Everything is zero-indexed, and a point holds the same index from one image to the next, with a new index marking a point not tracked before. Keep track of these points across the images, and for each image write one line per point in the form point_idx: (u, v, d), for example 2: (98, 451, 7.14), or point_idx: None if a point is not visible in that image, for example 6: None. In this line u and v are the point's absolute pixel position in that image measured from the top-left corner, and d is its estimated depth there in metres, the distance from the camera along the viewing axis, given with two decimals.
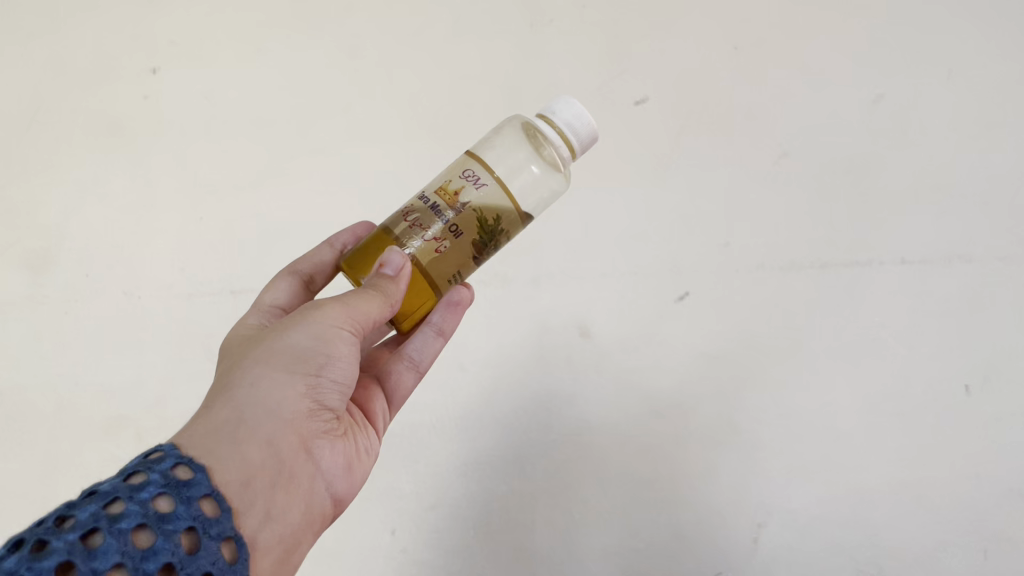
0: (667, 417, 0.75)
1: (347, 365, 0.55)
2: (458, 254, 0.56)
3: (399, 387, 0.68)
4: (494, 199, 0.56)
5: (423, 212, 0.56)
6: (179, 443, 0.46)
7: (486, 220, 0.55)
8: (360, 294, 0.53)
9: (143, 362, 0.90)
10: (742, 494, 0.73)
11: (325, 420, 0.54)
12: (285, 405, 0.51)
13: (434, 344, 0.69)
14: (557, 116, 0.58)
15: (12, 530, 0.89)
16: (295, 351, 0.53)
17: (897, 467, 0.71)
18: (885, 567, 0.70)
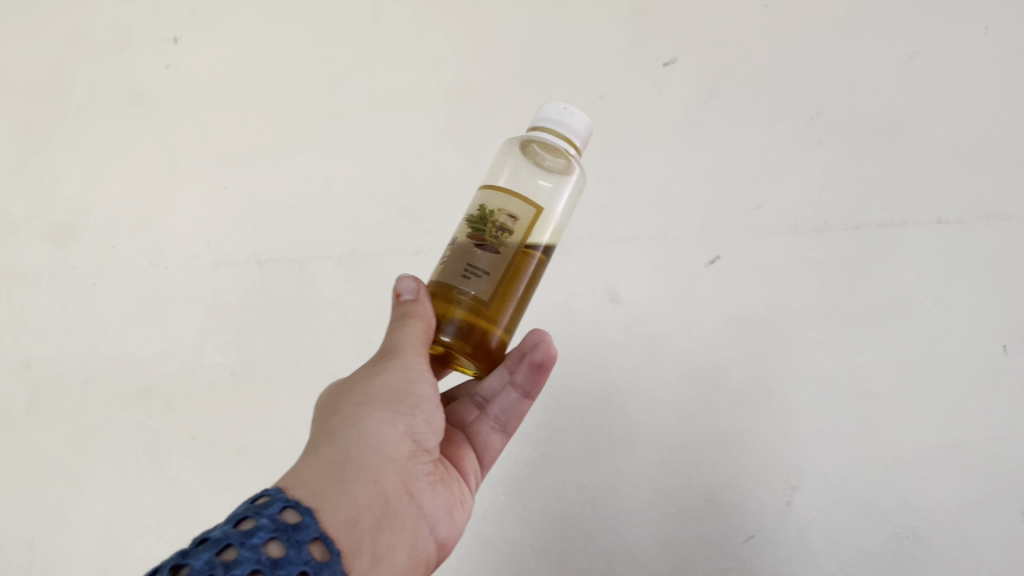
0: (697, 382, 0.75)
1: (437, 406, 0.56)
2: (462, 250, 0.56)
3: (488, 447, 0.68)
4: (478, 198, 0.58)
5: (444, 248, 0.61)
6: (286, 485, 0.47)
7: (472, 214, 0.57)
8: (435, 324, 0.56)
9: (170, 332, 0.90)
10: (774, 457, 0.73)
11: (423, 461, 0.55)
12: (386, 443, 0.52)
13: (521, 407, 0.68)
14: (542, 120, 0.59)
15: (49, 497, 0.91)
16: (391, 390, 0.54)
17: (933, 430, 0.70)
18: (922, 531, 0.69)
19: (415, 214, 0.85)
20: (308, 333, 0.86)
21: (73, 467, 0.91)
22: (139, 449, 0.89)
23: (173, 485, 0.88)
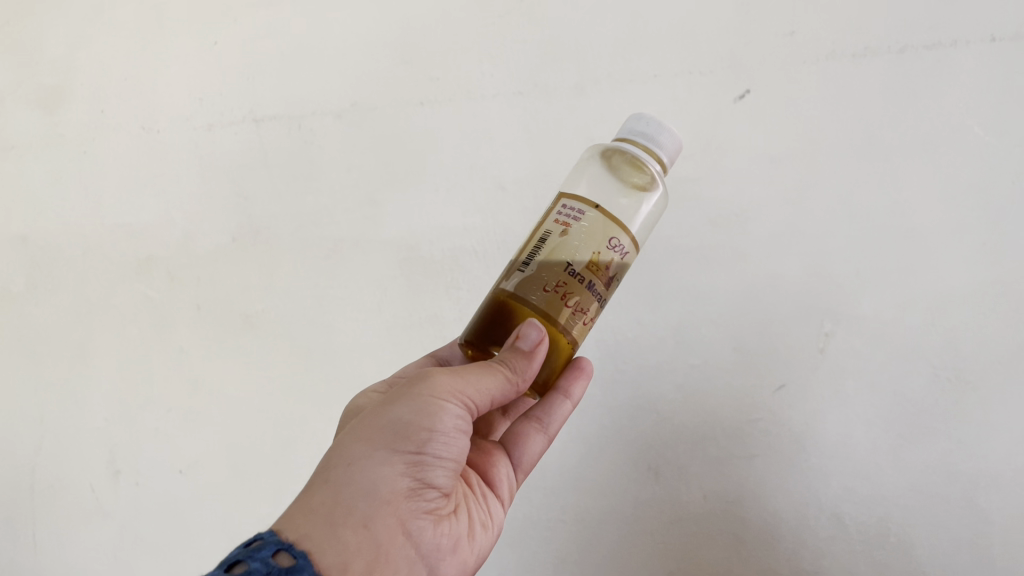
0: (725, 227, 0.71)
1: (456, 441, 0.49)
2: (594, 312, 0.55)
3: (528, 453, 0.62)
4: (630, 260, 0.54)
5: (583, 298, 0.51)
6: (282, 526, 0.45)
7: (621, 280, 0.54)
8: (478, 370, 0.50)
9: (167, 199, 0.86)
10: (807, 303, 0.68)
11: (429, 498, 0.49)
12: (384, 483, 0.47)
13: (562, 407, 0.63)
14: (637, 134, 0.56)
15: (54, 371, 0.89)
16: (396, 425, 0.48)
17: (979, 265, 0.65)
18: (964, 372, 0.65)
19: (419, 61, 0.79)
20: (311, 194, 0.82)
21: (76, 341, 0.88)
22: (143, 322, 0.86)
23: (180, 356, 0.85)
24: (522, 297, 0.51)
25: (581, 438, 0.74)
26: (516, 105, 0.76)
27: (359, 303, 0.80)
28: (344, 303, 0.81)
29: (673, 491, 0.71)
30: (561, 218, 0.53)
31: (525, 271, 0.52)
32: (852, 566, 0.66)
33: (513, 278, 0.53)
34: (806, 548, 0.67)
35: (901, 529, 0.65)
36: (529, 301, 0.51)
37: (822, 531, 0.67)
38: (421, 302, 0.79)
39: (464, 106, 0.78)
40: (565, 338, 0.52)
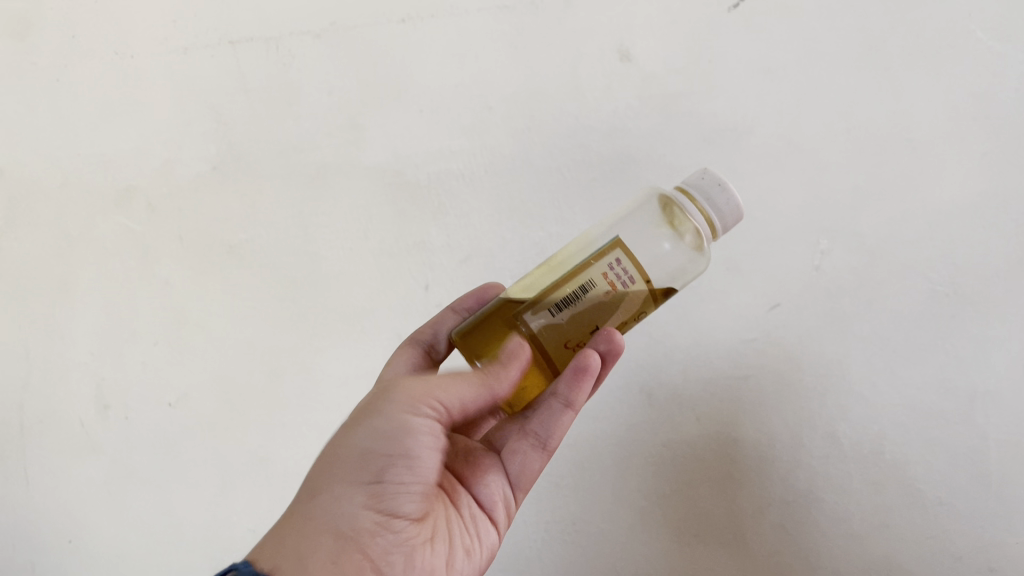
0: (719, 143, 0.68)
1: (420, 463, 0.51)
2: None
3: (525, 468, 0.61)
4: None
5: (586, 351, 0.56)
6: (255, 558, 0.49)
7: None
8: (438, 386, 0.53)
9: (145, 128, 0.83)
10: (804, 221, 0.66)
11: (401, 526, 0.50)
12: (347, 513, 0.50)
13: (565, 418, 0.58)
14: (700, 191, 0.54)
15: (37, 308, 0.86)
16: (359, 452, 0.51)
17: (979, 177, 0.63)
18: (962, 286, 0.63)
19: None
20: (292, 118, 0.79)
21: (56, 277, 0.86)
22: (125, 254, 0.84)
23: (165, 288, 0.83)
24: (545, 343, 0.53)
25: None
26: (499, 20, 0.72)
27: (346, 231, 0.78)
28: (330, 232, 0.79)
29: (667, 414, 0.70)
30: (610, 276, 0.52)
31: (556, 318, 0.52)
32: (846, 486, 0.66)
33: (540, 317, 0.53)
34: (801, 468, 0.67)
35: (896, 447, 0.65)
36: (546, 351, 0.53)
37: (817, 451, 0.67)
38: (408, 228, 0.77)
39: (448, 21, 0.74)
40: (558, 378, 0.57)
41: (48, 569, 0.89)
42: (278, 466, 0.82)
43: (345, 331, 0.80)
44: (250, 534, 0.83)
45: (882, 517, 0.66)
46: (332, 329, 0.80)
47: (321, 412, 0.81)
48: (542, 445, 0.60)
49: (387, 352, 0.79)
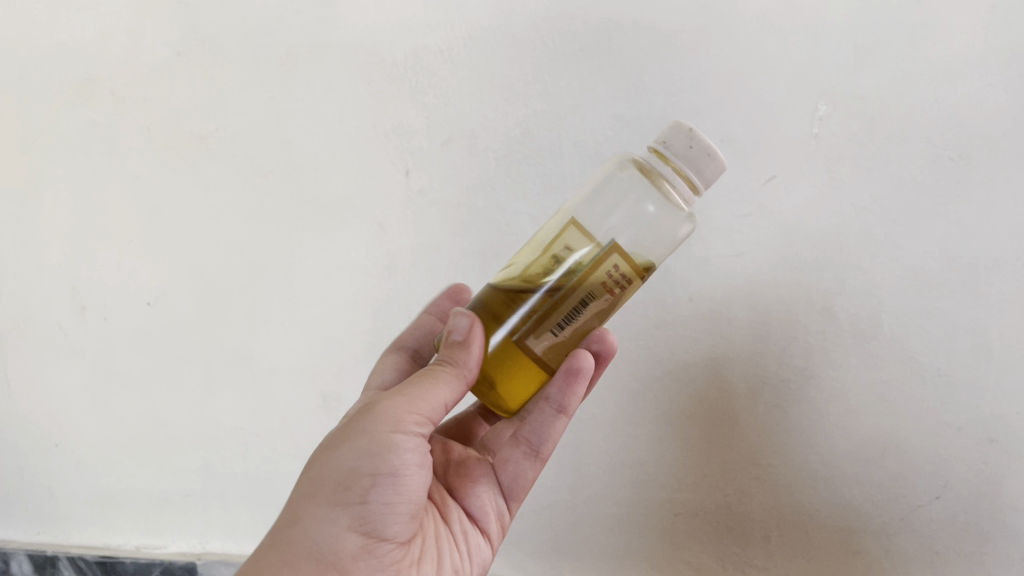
0: (713, 5, 0.63)
1: (406, 482, 0.49)
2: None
3: (519, 477, 0.63)
4: None
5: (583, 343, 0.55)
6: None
7: None
8: (416, 388, 0.50)
9: (105, 10, 0.75)
10: (801, 87, 0.62)
11: (386, 548, 0.49)
12: (330, 541, 0.47)
13: (557, 424, 0.60)
14: (676, 153, 0.51)
15: (7, 205, 0.82)
16: (340, 473, 0.48)
17: (990, 34, 0.59)
18: (967, 151, 0.60)
19: None
20: None
21: (23, 173, 0.81)
22: (92, 149, 0.79)
23: (134, 183, 0.79)
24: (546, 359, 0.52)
25: None
26: None
27: (318, 117, 0.74)
28: (303, 118, 0.74)
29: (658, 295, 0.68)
30: (611, 283, 0.51)
31: (558, 336, 0.51)
32: (842, 360, 0.64)
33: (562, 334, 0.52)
34: (796, 344, 0.65)
35: (895, 320, 0.63)
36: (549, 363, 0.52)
37: (812, 327, 0.65)
38: (383, 109, 0.72)
39: None
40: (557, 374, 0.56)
41: (38, 475, 0.88)
42: (263, 363, 0.80)
43: (322, 223, 0.76)
44: (240, 432, 0.82)
45: (880, 391, 0.64)
46: (312, 219, 0.76)
47: (303, 307, 0.78)
48: (534, 453, 0.62)
49: (370, 240, 0.75)
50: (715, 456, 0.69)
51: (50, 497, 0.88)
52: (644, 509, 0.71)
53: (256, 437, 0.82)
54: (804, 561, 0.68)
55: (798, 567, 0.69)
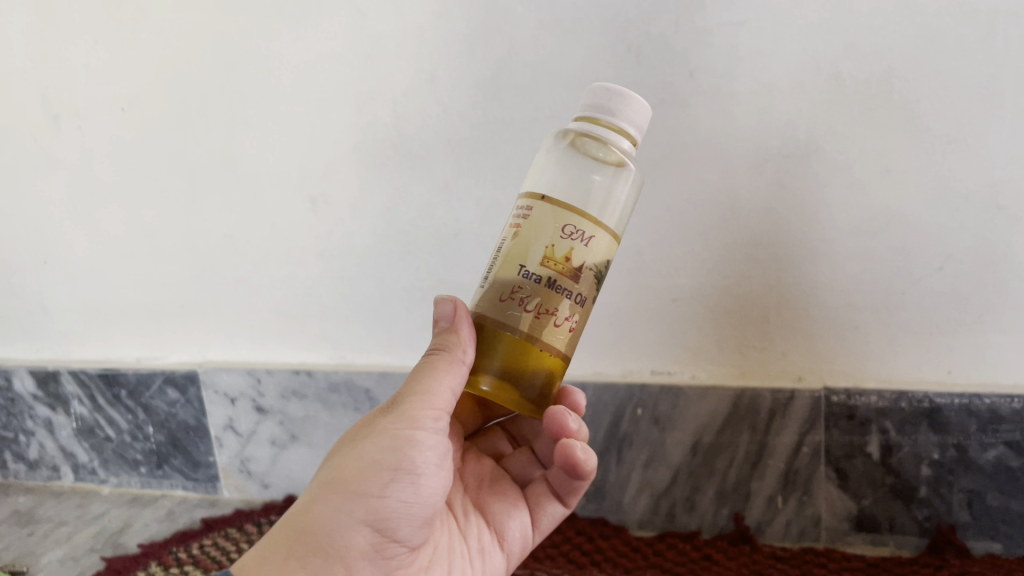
0: None
1: (425, 480, 0.47)
2: (582, 313, 0.48)
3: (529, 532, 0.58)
4: (604, 251, 0.47)
5: (545, 295, 0.46)
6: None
7: (599, 272, 0.47)
8: (427, 375, 0.47)
9: None
10: None
11: (396, 549, 0.47)
12: (342, 536, 0.44)
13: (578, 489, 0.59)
14: (597, 110, 0.49)
15: None
16: (359, 466, 0.46)
17: None
18: None
19: None
20: None
21: None
22: None
23: None
24: (483, 310, 0.48)
25: (552, 19, 0.65)
26: None
27: None
28: None
29: (656, 73, 0.64)
30: (517, 219, 0.48)
31: (485, 291, 0.49)
32: (850, 132, 0.62)
33: (484, 291, 0.49)
34: (802, 118, 0.62)
35: (906, 85, 0.60)
36: (484, 314, 0.48)
37: (818, 99, 0.62)
38: None
39: None
40: (534, 344, 0.46)
41: (30, 289, 0.87)
42: (246, 167, 0.76)
43: (296, 12, 0.70)
44: (229, 241, 0.79)
45: (886, 163, 0.62)
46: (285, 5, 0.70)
47: (283, 106, 0.73)
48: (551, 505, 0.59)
49: (348, 28, 0.69)
50: (714, 239, 0.67)
51: (45, 313, 0.87)
52: (643, 296, 0.70)
53: (245, 246, 0.78)
54: (802, 341, 0.67)
55: (796, 346, 0.67)
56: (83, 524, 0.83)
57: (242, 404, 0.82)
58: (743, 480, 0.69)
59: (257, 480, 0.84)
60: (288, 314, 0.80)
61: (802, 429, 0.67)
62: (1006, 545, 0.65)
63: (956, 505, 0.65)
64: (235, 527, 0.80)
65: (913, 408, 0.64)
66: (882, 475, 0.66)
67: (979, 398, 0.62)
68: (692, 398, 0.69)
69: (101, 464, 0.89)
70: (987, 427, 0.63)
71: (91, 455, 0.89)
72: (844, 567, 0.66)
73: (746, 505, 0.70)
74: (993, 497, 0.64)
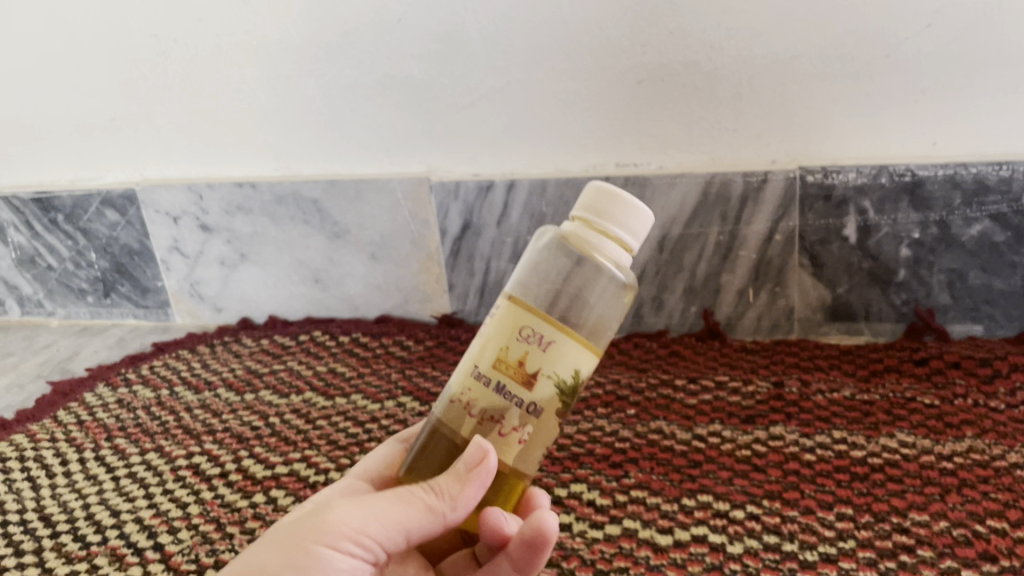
0: None
1: None
2: (539, 432, 0.37)
3: None
4: (572, 357, 0.36)
5: (495, 401, 0.36)
6: None
7: (564, 386, 0.36)
8: (389, 512, 0.35)
9: None
10: None
11: None
12: None
13: None
14: (588, 210, 0.39)
15: None
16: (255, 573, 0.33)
17: None
18: None
19: None
20: None
21: None
22: None
23: None
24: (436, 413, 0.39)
25: None
26: None
27: None
28: None
29: None
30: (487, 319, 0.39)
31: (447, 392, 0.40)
32: None
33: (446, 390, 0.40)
34: None
35: None
36: (438, 424, 0.38)
37: None
38: None
39: None
40: None
41: None
42: None
43: None
44: (156, 42, 0.71)
45: None
46: None
47: None
48: None
49: None
50: (691, 5, 0.59)
51: None
52: (605, 81, 0.62)
53: (173, 46, 0.71)
54: (778, 119, 0.61)
55: (770, 126, 0.62)
56: (30, 355, 0.80)
57: (185, 224, 0.77)
58: (713, 275, 0.66)
59: (209, 304, 0.81)
60: (225, 120, 0.73)
61: (775, 216, 0.63)
62: (989, 326, 0.62)
63: (936, 288, 0.61)
64: (187, 350, 0.77)
65: (893, 184, 0.59)
66: (859, 260, 0.62)
67: (964, 168, 0.58)
68: (659, 189, 0.64)
69: (46, 297, 0.85)
70: (971, 199, 0.58)
71: (35, 288, 0.85)
72: (817, 355, 0.63)
73: (715, 300, 0.67)
74: (976, 275, 0.60)
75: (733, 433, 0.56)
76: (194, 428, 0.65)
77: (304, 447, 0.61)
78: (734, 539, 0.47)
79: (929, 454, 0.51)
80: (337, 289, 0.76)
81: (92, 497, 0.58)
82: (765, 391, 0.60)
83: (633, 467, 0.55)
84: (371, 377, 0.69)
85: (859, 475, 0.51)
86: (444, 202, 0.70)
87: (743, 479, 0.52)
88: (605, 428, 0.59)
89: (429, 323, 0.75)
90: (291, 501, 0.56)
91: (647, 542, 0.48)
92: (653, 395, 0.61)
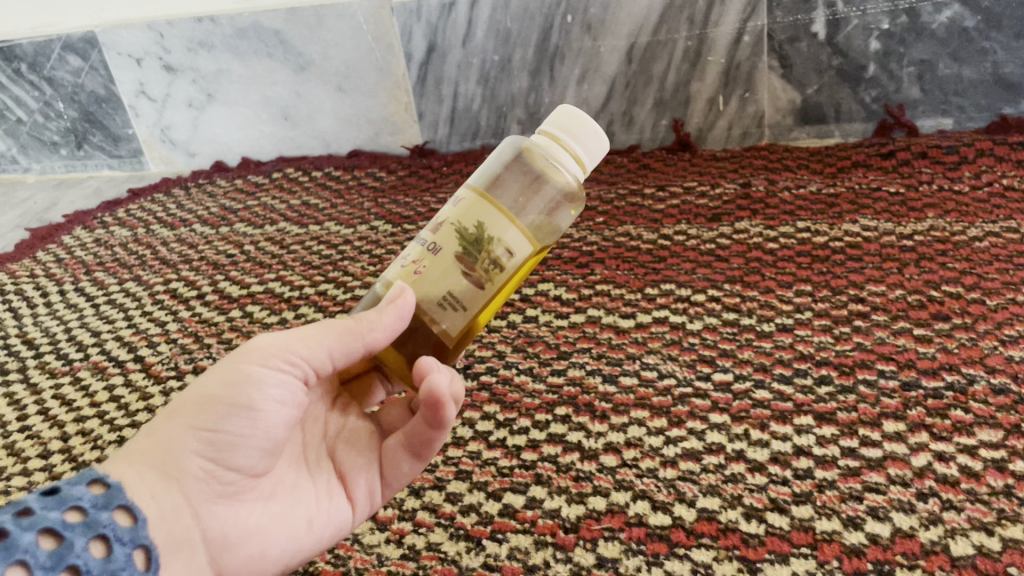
0: None
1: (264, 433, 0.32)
2: (435, 274, 0.32)
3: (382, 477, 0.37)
4: (479, 206, 0.32)
5: (414, 247, 0.33)
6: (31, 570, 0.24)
7: (466, 229, 0.32)
8: (301, 336, 0.32)
9: None
10: None
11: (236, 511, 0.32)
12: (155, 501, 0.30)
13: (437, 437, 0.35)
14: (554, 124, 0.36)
15: None
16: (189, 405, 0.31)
17: None
18: None
19: None
20: None
21: None
22: None
23: None
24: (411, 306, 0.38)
25: None
26: None
27: None
28: None
29: None
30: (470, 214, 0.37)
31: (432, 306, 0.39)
32: None
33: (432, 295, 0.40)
34: None
35: None
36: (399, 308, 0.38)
37: None
38: None
39: None
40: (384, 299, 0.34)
41: None
42: None
43: None
44: None
45: None
46: None
47: None
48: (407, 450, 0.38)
49: None
50: None
51: None
52: None
53: None
54: None
55: None
56: (9, 208, 0.80)
57: (149, 65, 0.75)
58: (683, 84, 0.65)
59: (182, 149, 0.80)
60: None
61: (743, 16, 0.61)
62: (959, 119, 0.61)
63: (906, 82, 0.60)
64: (162, 194, 0.77)
65: None
66: (828, 57, 0.61)
67: None
68: None
69: (20, 152, 0.85)
70: None
71: (8, 144, 0.85)
72: (785, 156, 0.63)
73: (685, 111, 0.66)
74: (945, 65, 0.59)
75: (698, 231, 0.57)
76: (170, 259, 0.65)
77: (278, 269, 0.62)
78: (694, 318, 0.48)
79: (890, 234, 0.52)
80: (308, 125, 0.76)
81: (73, 322, 0.59)
82: (732, 192, 0.60)
83: (599, 265, 0.55)
84: (344, 206, 0.69)
85: (821, 257, 0.51)
86: (407, 24, 0.67)
87: (706, 268, 0.53)
88: (573, 235, 0.59)
89: (401, 155, 0.75)
90: (266, 314, 0.57)
91: (610, 326, 0.49)
92: (622, 203, 0.62)
